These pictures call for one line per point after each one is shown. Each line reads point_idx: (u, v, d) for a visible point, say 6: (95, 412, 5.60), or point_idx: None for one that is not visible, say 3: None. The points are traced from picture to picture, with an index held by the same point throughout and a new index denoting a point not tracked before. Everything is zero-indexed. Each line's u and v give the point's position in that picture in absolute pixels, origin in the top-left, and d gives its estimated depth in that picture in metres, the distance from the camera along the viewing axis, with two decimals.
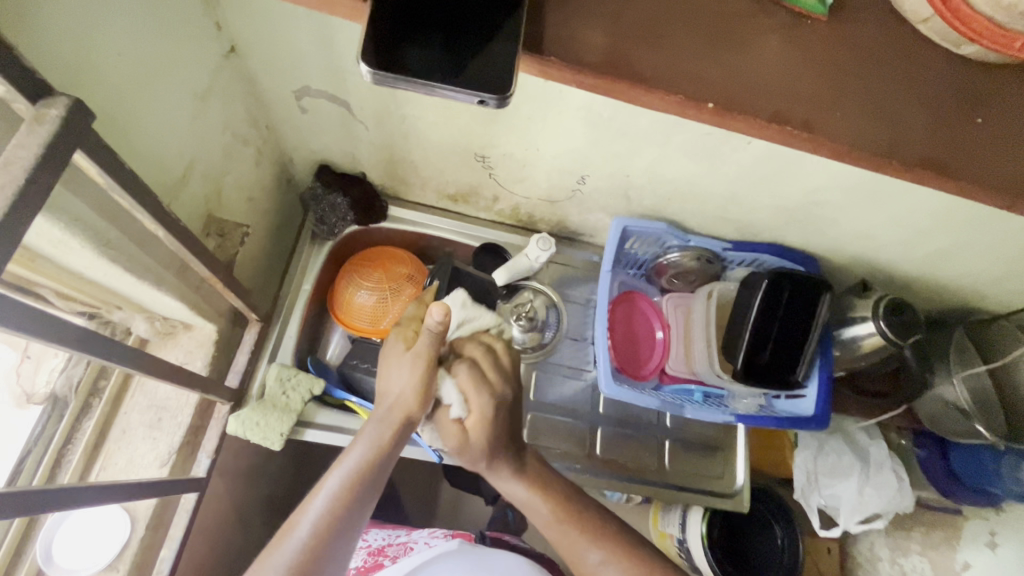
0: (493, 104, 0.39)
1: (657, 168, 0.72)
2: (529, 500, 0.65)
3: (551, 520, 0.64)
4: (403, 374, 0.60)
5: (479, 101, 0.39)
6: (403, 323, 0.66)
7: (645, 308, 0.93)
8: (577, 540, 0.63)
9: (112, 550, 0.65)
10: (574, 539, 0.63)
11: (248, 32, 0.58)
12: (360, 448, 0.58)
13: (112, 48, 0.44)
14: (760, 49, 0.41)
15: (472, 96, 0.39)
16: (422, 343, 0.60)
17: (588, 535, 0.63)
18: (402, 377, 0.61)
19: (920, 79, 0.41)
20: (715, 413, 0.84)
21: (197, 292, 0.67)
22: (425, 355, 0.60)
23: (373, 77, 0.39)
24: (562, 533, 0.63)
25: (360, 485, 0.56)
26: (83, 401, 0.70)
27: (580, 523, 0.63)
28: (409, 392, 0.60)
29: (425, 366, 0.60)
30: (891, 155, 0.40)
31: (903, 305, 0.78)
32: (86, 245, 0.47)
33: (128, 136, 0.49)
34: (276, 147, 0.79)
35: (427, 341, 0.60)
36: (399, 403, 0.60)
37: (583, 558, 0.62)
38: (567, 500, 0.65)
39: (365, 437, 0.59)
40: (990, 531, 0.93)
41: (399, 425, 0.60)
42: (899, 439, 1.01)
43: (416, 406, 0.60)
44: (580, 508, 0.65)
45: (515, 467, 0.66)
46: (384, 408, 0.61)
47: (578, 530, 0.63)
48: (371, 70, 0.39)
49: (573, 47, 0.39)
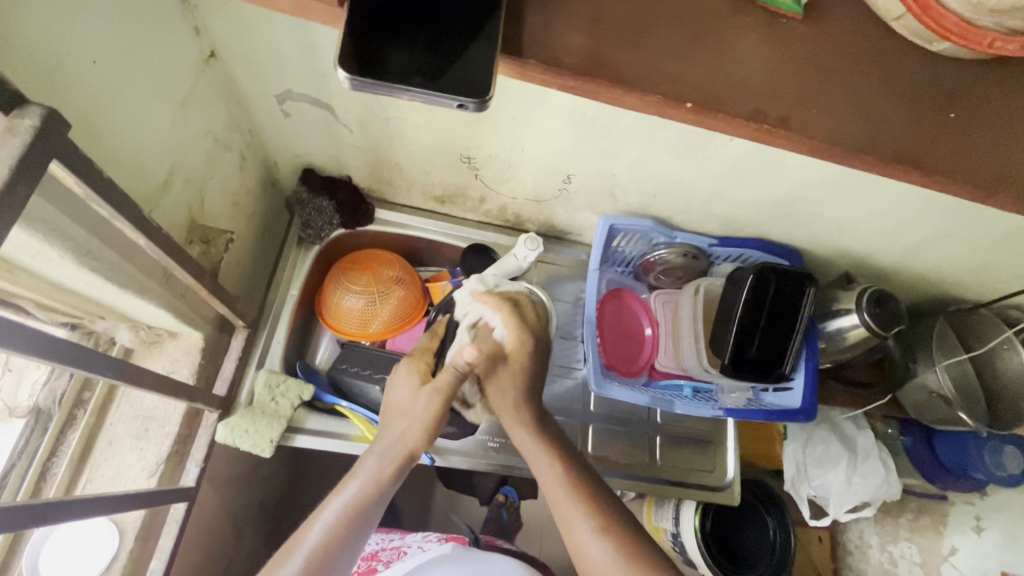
0: (472, 107, 0.39)
1: (642, 166, 0.72)
2: (538, 451, 0.63)
3: (554, 481, 0.60)
4: (417, 408, 0.63)
5: (458, 105, 0.39)
6: (416, 354, 0.71)
7: (632, 305, 0.93)
8: (571, 509, 0.57)
9: (101, 562, 0.64)
10: (568, 503, 0.58)
11: (228, 36, 0.58)
12: (360, 479, 0.57)
13: (87, 54, 0.43)
14: (738, 48, 0.41)
15: (449, 101, 0.38)
16: (445, 379, 0.65)
17: (585, 505, 0.57)
18: (417, 408, 0.63)
19: (895, 75, 0.42)
20: (705, 408, 0.85)
21: (183, 300, 0.66)
22: (444, 392, 0.64)
23: (349, 82, 0.39)
24: (558, 495, 0.59)
25: (357, 521, 0.55)
26: (67, 413, 0.69)
27: (581, 489, 0.59)
28: (419, 429, 0.61)
29: (439, 403, 0.64)
30: (869, 151, 0.41)
31: (885, 296, 0.79)
32: (65, 255, 0.46)
33: (105, 144, 0.48)
34: (259, 151, 0.78)
35: (451, 376, 0.65)
36: (408, 435, 0.61)
37: (577, 533, 0.56)
38: (569, 467, 0.61)
39: (367, 468, 0.58)
40: (976, 516, 0.96)
41: (402, 458, 0.60)
42: (884, 427, 1.01)
43: (422, 439, 0.61)
44: (588, 482, 0.60)
45: (531, 416, 0.66)
46: (389, 441, 0.60)
47: (576, 499, 0.58)
48: (348, 75, 0.38)
49: (554, 49, 0.39)
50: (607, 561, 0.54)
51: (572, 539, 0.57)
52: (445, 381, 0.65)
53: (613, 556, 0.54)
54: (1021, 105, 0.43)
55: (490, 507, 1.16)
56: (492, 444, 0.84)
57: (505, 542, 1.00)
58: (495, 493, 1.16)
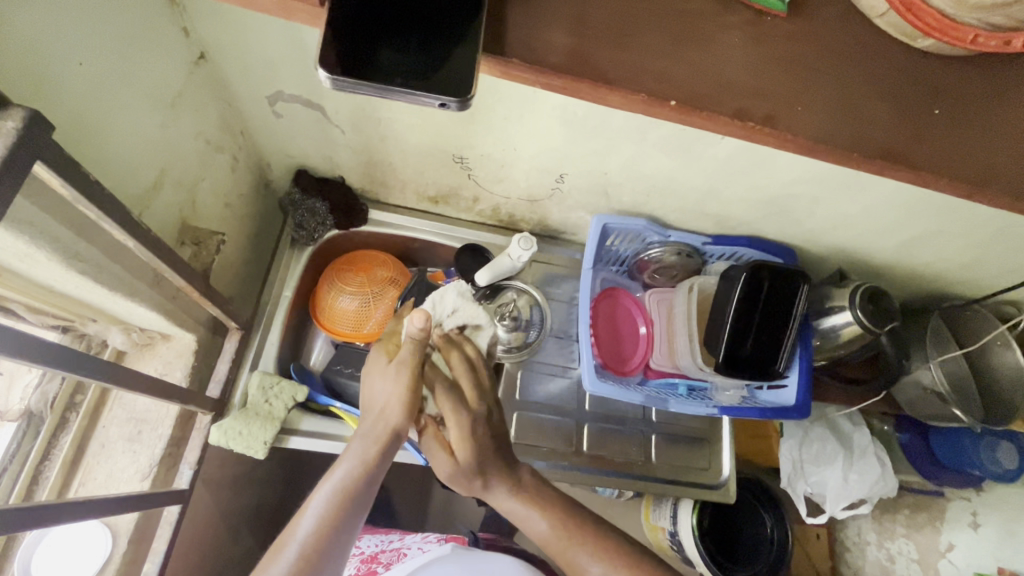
0: (454, 107, 0.39)
1: (635, 164, 0.72)
2: (525, 510, 0.62)
3: (546, 530, 0.61)
4: (389, 385, 0.62)
5: (440, 105, 0.39)
6: (385, 338, 0.69)
7: (627, 304, 0.93)
8: (569, 544, 0.59)
9: (95, 564, 0.65)
10: (566, 541, 0.59)
11: (217, 37, 0.57)
12: (347, 462, 0.57)
13: (74, 57, 0.43)
14: (723, 46, 0.41)
15: (429, 99, 0.39)
16: (406, 350, 0.63)
17: (585, 543, 0.59)
18: (388, 383, 0.62)
19: (880, 72, 0.42)
20: (699, 406, 0.85)
21: (174, 302, 0.66)
22: (408, 361, 0.63)
23: (330, 82, 0.39)
24: (558, 547, 0.60)
25: (348, 503, 0.54)
26: (60, 416, 0.69)
27: (578, 533, 0.60)
28: (395, 404, 0.61)
29: (409, 374, 0.62)
30: (854, 148, 0.41)
31: (878, 293, 0.80)
32: (52, 257, 0.46)
33: (92, 147, 0.48)
34: (252, 152, 0.78)
35: (410, 348, 0.63)
36: (387, 415, 0.60)
37: (577, 562, 0.58)
38: (563, 512, 0.62)
39: (352, 451, 0.58)
40: (973, 512, 0.95)
41: (386, 439, 0.59)
42: (880, 424, 1.03)
43: (402, 414, 0.61)
44: (583, 520, 0.61)
45: (512, 479, 0.64)
46: (369, 423, 0.60)
47: (574, 539, 0.59)
48: (329, 76, 0.38)
49: (539, 49, 0.39)
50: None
51: (570, 566, 0.59)
52: (406, 355, 0.63)
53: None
54: (1004, 102, 0.43)
55: (488, 507, 1.16)
56: None
57: (507, 541, 1.01)
58: None
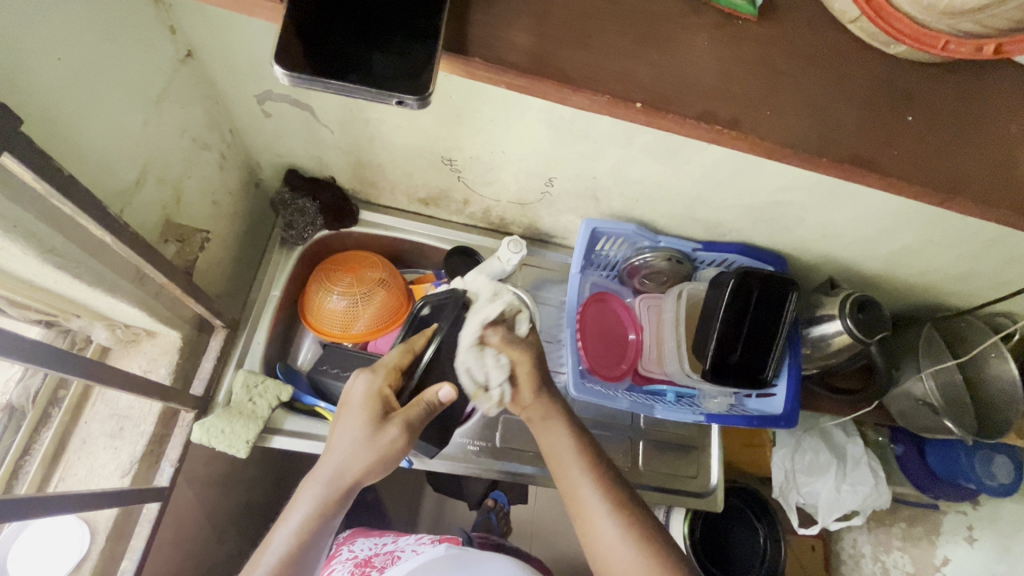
0: (413, 104, 0.39)
1: (623, 169, 0.72)
2: (550, 422, 0.66)
3: (567, 452, 0.63)
4: (366, 444, 0.55)
5: (398, 102, 0.39)
6: (378, 372, 0.60)
7: (618, 310, 0.92)
8: (578, 480, 0.61)
9: (69, 562, 0.64)
10: (576, 473, 0.61)
11: (203, 36, 0.58)
12: (302, 509, 0.54)
13: (51, 52, 0.44)
14: (691, 51, 0.41)
15: (389, 99, 0.39)
16: (415, 414, 0.58)
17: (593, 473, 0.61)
18: (370, 443, 0.55)
19: (852, 76, 0.42)
20: (686, 413, 0.84)
21: (158, 299, 0.66)
22: (412, 429, 0.57)
23: (288, 79, 0.39)
24: (570, 465, 0.62)
25: (304, 547, 0.53)
26: (42, 411, 0.69)
27: (590, 463, 0.62)
28: (367, 459, 0.55)
29: (404, 440, 0.57)
30: (823, 154, 0.41)
31: (869, 303, 0.78)
32: (27, 251, 0.46)
33: (70, 142, 0.48)
34: (240, 151, 0.78)
35: (417, 413, 0.58)
36: (353, 464, 0.55)
37: (585, 500, 0.60)
38: (578, 434, 0.65)
39: (307, 499, 0.55)
40: (968, 526, 0.94)
41: (347, 490, 0.55)
42: (876, 436, 1.00)
43: (372, 472, 0.55)
44: (597, 456, 0.64)
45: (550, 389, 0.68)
46: (329, 472, 0.55)
47: (588, 469, 0.61)
48: (286, 73, 0.39)
49: (500, 49, 0.39)
50: (610, 534, 0.58)
51: (579, 503, 0.60)
52: (416, 417, 0.58)
53: (620, 531, 0.57)
54: (981, 111, 0.44)
55: (480, 513, 1.14)
56: (472, 447, 0.82)
57: (496, 538, 1.02)
58: (484, 498, 1.14)
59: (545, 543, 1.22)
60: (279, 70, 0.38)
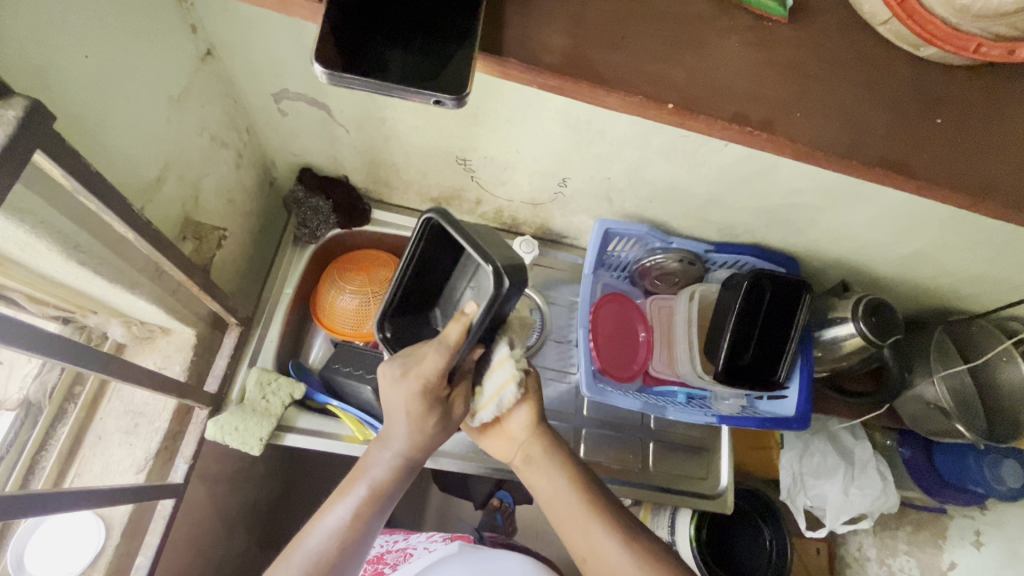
0: (450, 104, 0.39)
1: (638, 170, 0.72)
2: (542, 467, 0.62)
3: (564, 494, 0.60)
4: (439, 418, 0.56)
5: (435, 102, 0.39)
6: (419, 375, 0.52)
7: (630, 310, 0.92)
8: (580, 520, 0.58)
9: (84, 557, 0.65)
10: (577, 515, 0.59)
11: (223, 34, 0.58)
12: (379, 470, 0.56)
13: (80, 50, 0.44)
14: (722, 53, 0.41)
15: (428, 98, 0.39)
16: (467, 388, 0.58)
17: (595, 515, 0.58)
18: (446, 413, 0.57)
19: (879, 79, 0.42)
20: (697, 415, 0.84)
21: (175, 296, 0.66)
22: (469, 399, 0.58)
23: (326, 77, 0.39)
24: (570, 506, 0.59)
25: (378, 502, 0.55)
26: (58, 406, 0.69)
27: (593, 503, 0.59)
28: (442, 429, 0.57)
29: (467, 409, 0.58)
30: (851, 155, 0.41)
31: (882, 306, 0.78)
32: (52, 247, 0.47)
33: (96, 140, 0.48)
34: (256, 150, 0.79)
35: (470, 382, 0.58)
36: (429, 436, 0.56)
37: (594, 542, 0.57)
38: (577, 475, 0.62)
39: (384, 458, 0.56)
40: (976, 530, 0.95)
41: (422, 456, 0.57)
42: (883, 439, 1.00)
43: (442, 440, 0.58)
44: (602, 495, 0.61)
45: (535, 432, 0.64)
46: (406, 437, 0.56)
47: (589, 509, 0.59)
48: (326, 71, 0.38)
49: (533, 49, 0.39)
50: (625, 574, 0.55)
51: (588, 548, 0.57)
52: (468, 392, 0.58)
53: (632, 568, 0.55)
54: (1012, 117, 0.43)
55: (486, 513, 1.15)
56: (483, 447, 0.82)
57: (509, 540, 1.01)
58: (490, 497, 1.14)
59: (551, 543, 1.22)
60: (318, 70, 0.38)
